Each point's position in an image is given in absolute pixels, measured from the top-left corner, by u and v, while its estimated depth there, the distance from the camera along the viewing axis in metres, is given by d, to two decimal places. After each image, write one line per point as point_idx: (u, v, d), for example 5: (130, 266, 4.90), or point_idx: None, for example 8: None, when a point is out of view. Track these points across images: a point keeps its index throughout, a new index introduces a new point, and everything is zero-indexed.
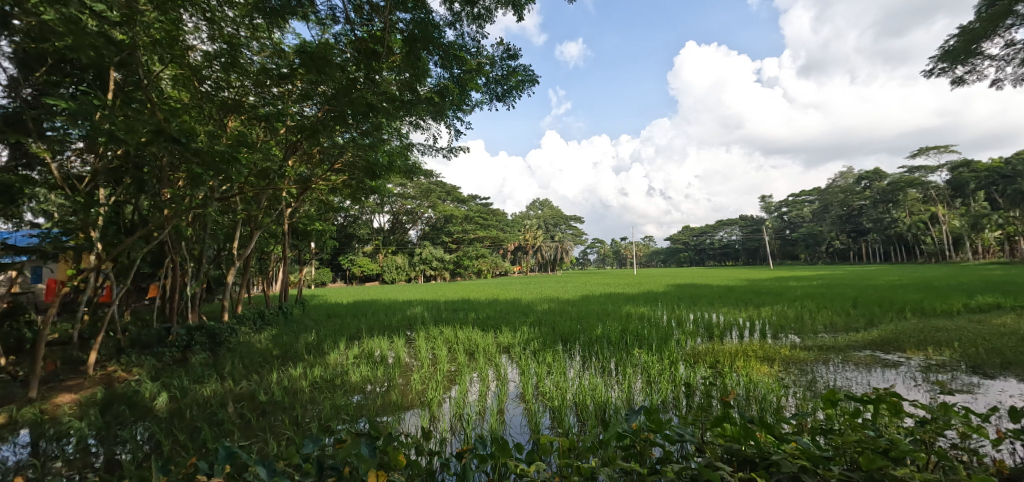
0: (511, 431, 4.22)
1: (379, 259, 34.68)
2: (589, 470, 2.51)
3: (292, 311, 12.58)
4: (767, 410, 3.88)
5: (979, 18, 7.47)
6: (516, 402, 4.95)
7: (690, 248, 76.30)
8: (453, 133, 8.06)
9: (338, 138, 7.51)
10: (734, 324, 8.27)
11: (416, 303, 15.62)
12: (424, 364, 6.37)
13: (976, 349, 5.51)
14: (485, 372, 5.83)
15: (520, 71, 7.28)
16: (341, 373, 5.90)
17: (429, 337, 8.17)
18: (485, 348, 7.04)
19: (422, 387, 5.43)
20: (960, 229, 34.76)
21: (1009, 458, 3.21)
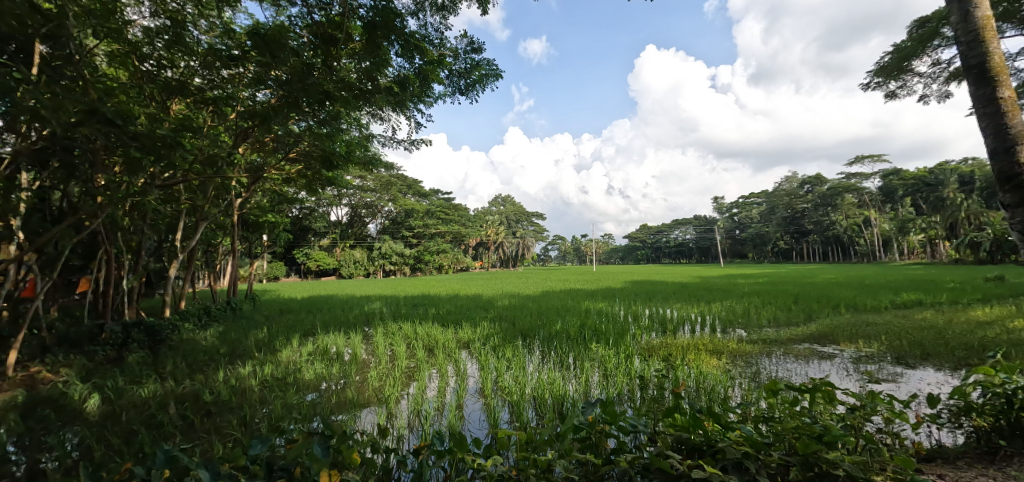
0: (470, 425, 4.28)
1: (336, 253, 33.88)
2: (545, 463, 2.58)
3: (241, 306, 12.14)
4: (714, 400, 4.12)
5: (911, 37, 8.09)
6: (475, 397, 5.00)
7: (647, 246, 78.43)
8: (414, 124, 8.01)
9: (294, 127, 7.30)
10: (687, 319, 8.64)
11: (375, 298, 15.40)
12: (382, 361, 6.33)
13: (900, 341, 6.01)
14: (445, 368, 5.85)
15: (483, 66, 7.32)
16: (293, 371, 5.78)
17: (387, 333, 8.11)
18: (444, 344, 7.06)
19: (379, 384, 5.40)
20: (889, 232, 37.44)
21: (925, 440, 3.54)
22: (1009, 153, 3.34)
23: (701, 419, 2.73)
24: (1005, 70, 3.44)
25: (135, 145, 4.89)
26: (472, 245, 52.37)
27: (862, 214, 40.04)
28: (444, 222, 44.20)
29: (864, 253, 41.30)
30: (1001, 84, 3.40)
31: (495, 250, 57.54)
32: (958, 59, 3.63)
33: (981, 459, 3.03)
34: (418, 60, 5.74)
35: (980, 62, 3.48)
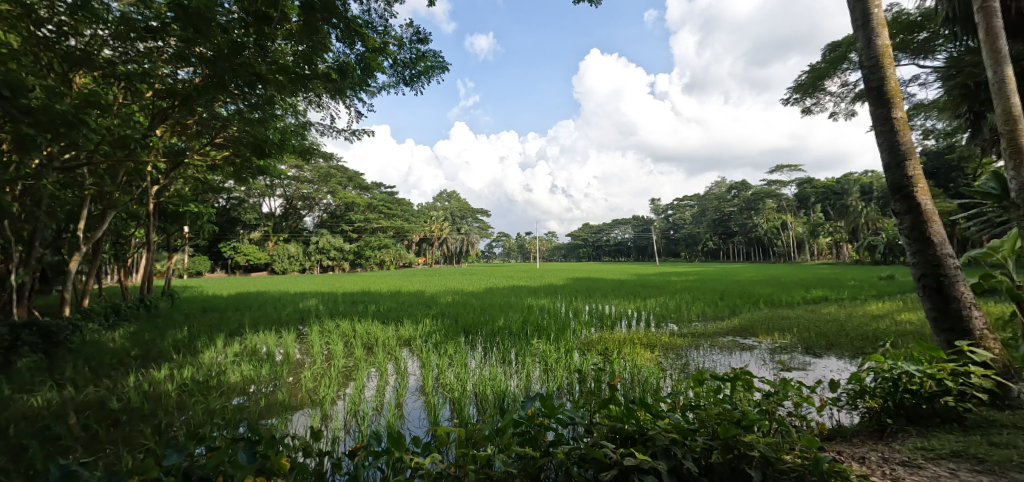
0: (409, 424, 4.30)
1: (268, 247, 32.27)
2: (484, 459, 2.65)
3: (157, 305, 11.31)
4: (647, 391, 4.39)
5: (824, 59, 8.94)
6: (416, 395, 5.00)
7: (588, 245, 80.60)
8: (355, 113, 7.83)
9: (222, 110, 6.92)
10: (624, 315, 9.06)
11: (311, 295, 14.85)
12: (317, 361, 6.16)
13: (809, 333, 6.65)
14: (384, 366, 5.80)
15: (429, 57, 7.29)
16: (217, 374, 5.49)
17: (323, 330, 7.89)
18: (384, 341, 6.99)
19: (313, 385, 5.27)
20: (803, 235, 40.86)
21: (828, 420, 3.96)
22: (900, 167, 3.81)
23: (633, 409, 2.91)
24: (899, 93, 3.91)
25: (28, 121, 4.44)
26: (415, 241, 51.61)
27: (781, 218, 43.34)
28: (385, 217, 43.22)
29: (783, 254, 44.74)
30: (895, 105, 3.87)
31: (437, 245, 56.96)
32: (862, 81, 4.08)
33: (872, 435, 3.44)
34: (359, 46, 5.64)
35: (879, 85, 3.93)
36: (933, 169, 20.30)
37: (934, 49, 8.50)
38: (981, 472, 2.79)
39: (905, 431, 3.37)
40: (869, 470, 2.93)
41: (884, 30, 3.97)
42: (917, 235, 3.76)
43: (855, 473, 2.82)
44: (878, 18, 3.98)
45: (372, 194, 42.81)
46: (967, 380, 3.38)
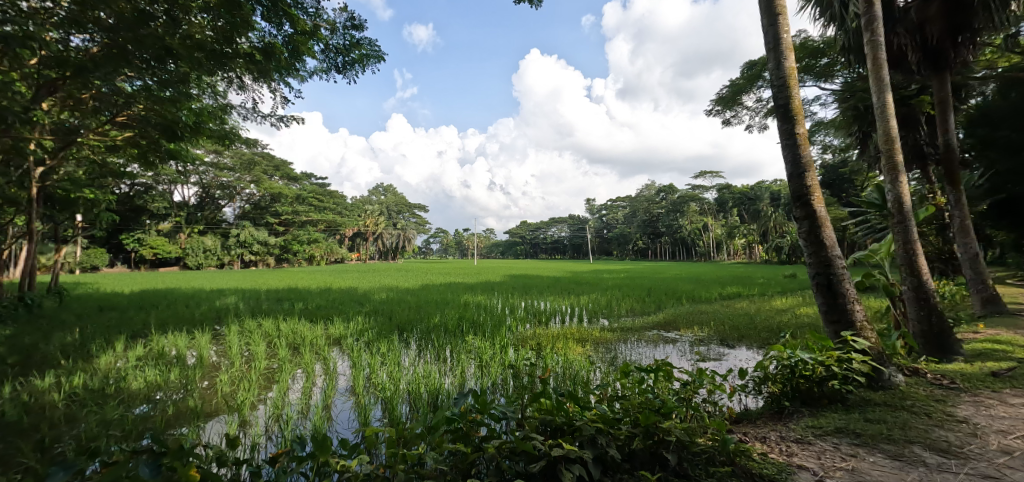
0: (338, 426, 4.22)
1: (181, 239, 29.85)
2: (414, 458, 2.66)
3: (44, 304, 10.17)
4: (577, 383, 4.63)
5: (742, 76, 9.77)
6: (346, 396, 4.93)
7: (525, 242, 81.62)
8: (281, 98, 7.50)
9: (126, 83, 6.24)
10: (558, 311, 9.37)
11: (231, 292, 13.95)
12: (235, 363, 5.85)
13: (723, 327, 7.23)
14: (312, 367, 5.64)
15: (364, 45, 7.16)
16: (117, 381, 5.07)
17: (244, 330, 7.51)
18: (312, 341, 6.79)
19: (230, 390, 5.00)
20: (722, 237, 43.86)
21: (737, 404, 4.36)
22: (801, 178, 4.29)
23: (562, 403, 3.06)
24: (801, 112, 4.39)
25: None
26: (347, 235, 49.86)
27: (703, 219, 46.27)
28: (315, 210, 41.43)
29: (704, 254, 47.79)
30: (798, 122, 4.33)
31: (371, 241, 55.38)
32: (771, 98, 4.52)
33: (772, 417, 3.84)
34: (286, 26, 5.50)
35: (785, 103, 4.39)
36: (831, 180, 22.60)
37: (832, 73, 9.50)
38: (857, 444, 3.23)
39: (800, 412, 3.81)
40: (768, 448, 3.28)
41: (790, 54, 4.43)
42: (813, 238, 4.25)
43: (757, 452, 3.15)
44: (786, 42, 4.42)
45: (301, 186, 40.88)
46: (850, 365, 3.89)
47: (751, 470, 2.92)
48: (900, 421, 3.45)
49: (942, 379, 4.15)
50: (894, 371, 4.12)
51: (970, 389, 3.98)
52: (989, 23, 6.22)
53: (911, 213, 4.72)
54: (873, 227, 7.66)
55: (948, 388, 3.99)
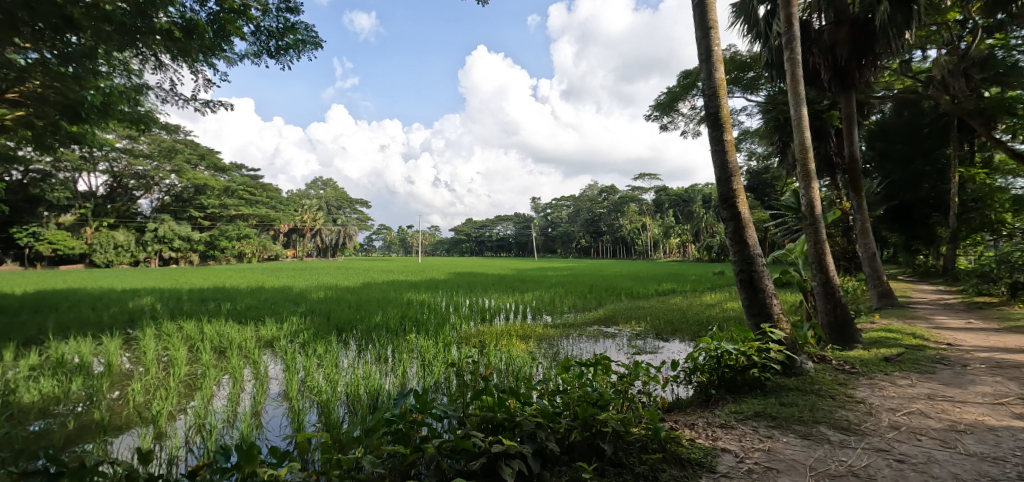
0: (269, 433, 3.99)
1: (86, 234, 26.79)
2: (351, 463, 2.55)
3: None
4: (520, 378, 4.74)
5: (678, 84, 10.39)
6: (277, 401, 4.69)
7: (470, 240, 81.29)
8: (205, 81, 7.10)
9: (18, 57, 4.67)
10: (502, 308, 9.50)
11: (147, 292, 12.90)
12: (152, 369, 5.42)
13: (658, 322, 7.64)
14: (239, 372, 5.31)
15: (300, 30, 6.94)
16: (7, 392, 4.53)
17: (162, 334, 6.98)
18: (241, 344, 6.44)
19: (146, 399, 4.59)
20: (659, 236, 45.82)
21: (670, 394, 4.64)
22: (728, 181, 4.64)
23: (503, 399, 3.09)
24: (729, 120, 4.74)
25: None
26: (282, 231, 47.52)
27: (641, 219, 48.09)
28: (246, 204, 39.20)
29: (642, 252, 49.73)
30: (726, 129, 4.68)
31: (308, 237, 53.10)
32: (703, 107, 4.85)
33: (700, 405, 4.14)
34: None
35: (715, 112, 4.72)
36: (755, 184, 24.25)
37: (758, 86, 10.26)
38: (773, 427, 3.56)
39: (724, 398, 4.14)
40: (696, 433, 3.54)
41: (720, 66, 4.77)
42: (738, 238, 4.61)
43: (686, 438, 3.39)
44: (717, 55, 4.75)
45: (230, 178, 38.49)
46: (768, 354, 4.29)
47: (681, 455, 3.13)
48: (808, 404, 3.84)
49: (844, 365, 4.65)
50: (804, 358, 4.56)
51: (866, 373, 4.49)
52: (888, 49, 6.78)
53: (820, 215, 5.24)
54: (790, 229, 8.34)
55: (849, 373, 4.48)
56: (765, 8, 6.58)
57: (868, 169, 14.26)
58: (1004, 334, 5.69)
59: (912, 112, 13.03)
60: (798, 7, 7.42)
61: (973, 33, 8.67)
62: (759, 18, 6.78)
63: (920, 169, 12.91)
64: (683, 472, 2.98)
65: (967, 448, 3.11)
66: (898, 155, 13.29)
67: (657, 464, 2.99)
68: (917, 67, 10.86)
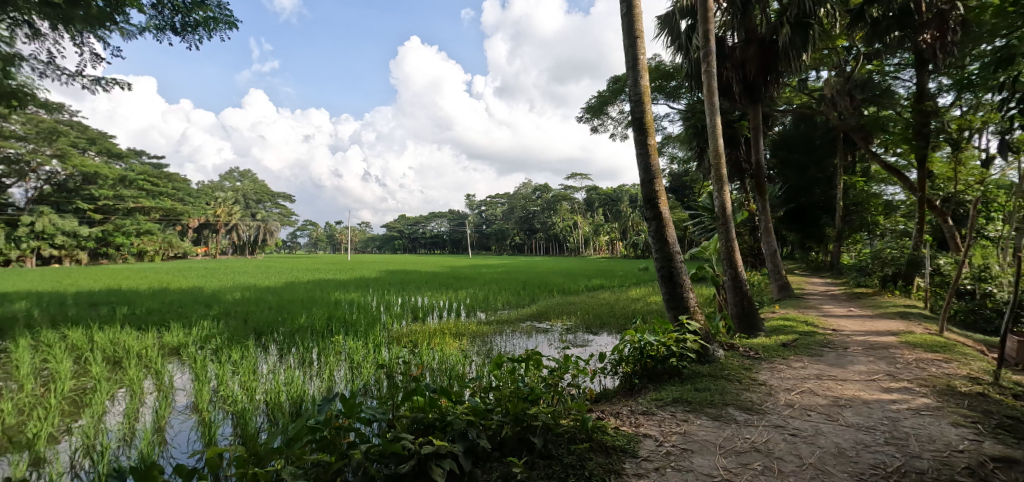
0: (174, 450, 3.56)
1: None
2: (269, 477, 2.36)
3: None
4: (453, 376, 4.75)
5: (608, 88, 10.90)
6: (185, 414, 4.15)
7: (402, 237, 79.41)
8: (93, 55, 6.50)
9: None
10: (436, 306, 9.47)
11: (23, 297, 11.34)
12: (29, 386, 4.76)
13: (587, 317, 7.97)
14: (137, 385, 4.72)
15: (211, 7, 6.54)
16: None
17: (43, 345, 6.19)
18: (141, 352, 5.86)
19: (20, 421, 4.00)
20: (590, 234, 47.32)
21: (598, 386, 4.87)
22: (651, 183, 4.96)
23: (435, 399, 3.03)
24: (652, 126, 5.07)
25: None
26: (192, 227, 43.80)
27: (573, 218, 49.48)
28: (150, 196, 35.78)
29: (573, 249, 51.14)
30: (649, 134, 5.00)
31: (223, 233, 49.33)
32: (629, 111, 5.13)
33: (625, 394, 4.42)
34: None
35: (640, 117, 5.03)
36: (675, 186, 25.74)
37: (679, 94, 10.97)
38: (689, 411, 3.88)
39: (646, 387, 4.46)
40: (621, 421, 3.78)
41: (645, 73, 5.07)
42: (659, 237, 4.95)
43: (612, 427, 3.61)
44: (642, 63, 5.06)
45: (128, 166, 35.52)
46: (684, 344, 4.66)
47: (606, 443, 3.33)
48: (719, 388, 4.23)
49: (749, 352, 5.15)
50: (716, 347, 5.00)
51: (767, 357, 5.01)
52: (789, 68, 7.50)
53: (730, 216, 5.74)
54: (706, 228, 9.01)
55: (753, 359, 4.98)
56: (686, 22, 7.10)
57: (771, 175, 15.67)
58: (876, 320, 6.56)
59: (808, 125, 14.56)
60: (715, 23, 8.09)
61: (857, 57, 9.75)
62: (681, 31, 7.29)
63: (813, 176, 14.43)
64: (609, 459, 3.17)
65: (846, 421, 3.57)
66: (796, 163, 14.75)
67: (585, 454, 3.14)
68: (812, 85, 12.12)
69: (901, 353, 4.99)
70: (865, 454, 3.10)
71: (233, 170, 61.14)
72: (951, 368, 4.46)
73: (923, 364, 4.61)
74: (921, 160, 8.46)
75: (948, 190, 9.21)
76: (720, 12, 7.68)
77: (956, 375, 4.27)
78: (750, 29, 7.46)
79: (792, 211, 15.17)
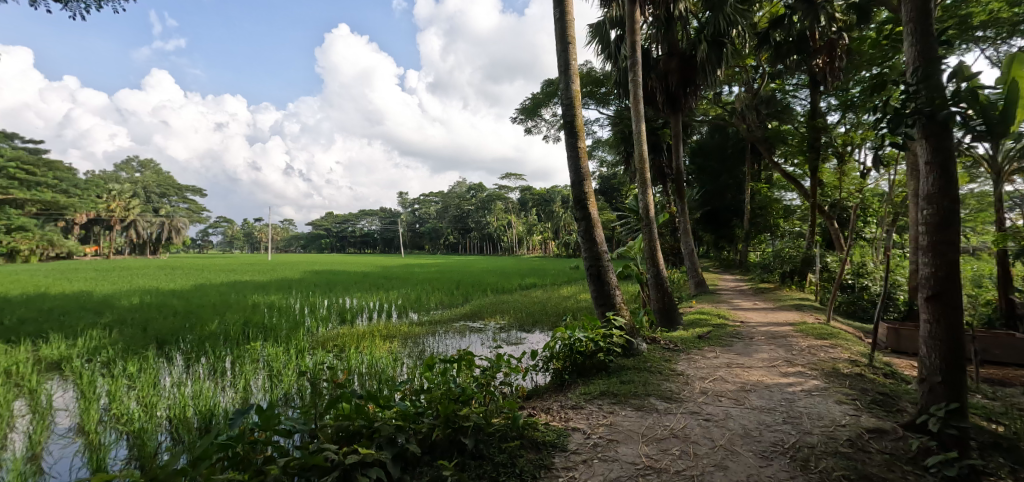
0: (53, 479, 3.16)
1: None
2: None
3: None
4: (383, 380, 4.64)
5: (541, 90, 11.19)
6: (68, 437, 3.69)
7: (329, 236, 76.01)
8: None
9: None
10: (366, 308, 9.18)
11: None
12: None
13: (519, 315, 8.10)
14: (7, 406, 4.13)
15: None
16: None
17: None
18: (15, 368, 5.16)
19: None
20: (523, 233, 47.89)
21: (528, 383, 4.96)
22: (581, 184, 5.13)
23: (361, 405, 2.93)
24: (582, 130, 5.24)
25: None
26: (79, 222, 39.14)
27: (507, 218, 49.84)
28: (24, 186, 31.39)
29: (507, 248, 51.54)
30: (580, 137, 5.17)
31: (119, 230, 44.54)
32: (561, 115, 5.26)
33: (555, 389, 4.55)
34: None
35: (571, 120, 5.17)
36: (604, 188, 26.70)
37: (608, 100, 11.43)
38: (614, 403, 4.07)
39: (575, 382, 4.61)
40: (551, 417, 3.89)
41: (576, 79, 5.23)
42: (588, 237, 5.13)
43: (542, 423, 3.70)
44: (573, 68, 5.21)
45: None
46: (611, 339, 4.87)
47: (536, 439, 3.41)
48: (642, 380, 4.47)
49: (669, 344, 5.48)
50: (640, 341, 5.27)
51: (685, 349, 5.36)
52: (706, 81, 8.05)
53: (653, 218, 6.07)
54: (632, 228, 9.46)
55: (672, 351, 5.31)
56: (615, 32, 7.42)
57: (690, 179, 16.72)
58: (778, 313, 7.22)
59: (722, 134, 15.72)
60: (641, 36, 8.48)
61: (762, 77, 10.64)
62: (610, 41, 7.61)
63: (725, 182, 15.58)
64: (539, 455, 3.25)
65: (752, 404, 3.91)
66: (711, 170, 15.85)
67: (515, 451, 3.20)
68: (725, 98, 13.09)
69: (797, 341, 5.53)
70: (767, 433, 3.40)
71: (133, 160, 55.39)
72: (837, 353, 5.01)
73: (814, 350, 5.14)
74: (813, 170, 9.39)
75: (836, 195, 10.30)
76: (646, 25, 8.06)
77: (840, 359, 4.81)
78: (672, 44, 7.93)
79: (708, 213, 16.30)
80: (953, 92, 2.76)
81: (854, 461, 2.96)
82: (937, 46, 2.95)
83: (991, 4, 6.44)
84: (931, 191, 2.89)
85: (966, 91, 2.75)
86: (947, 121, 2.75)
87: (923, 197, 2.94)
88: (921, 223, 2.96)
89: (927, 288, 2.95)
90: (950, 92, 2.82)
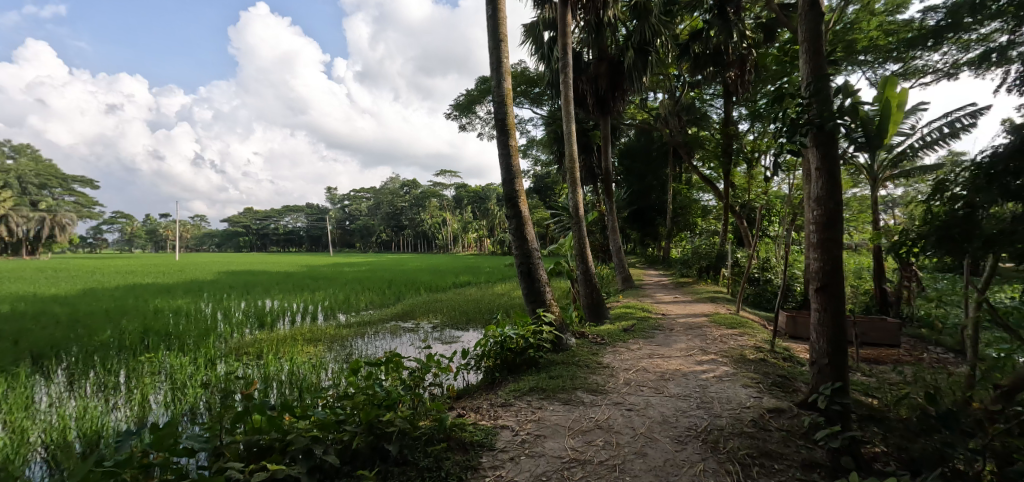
0: None
1: None
2: None
3: None
4: (302, 388, 4.41)
5: (475, 87, 11.16)
6: None
7: (249, 234, 71.17)
8: None
9: None
10: (289, 310, 8.69)
11: None
12: None
13: (450, 314, 8.02)
14: None
15: None
16: None
17: None
18: None
19: None
20: (458, 231, 47.52)
21: (459, 382, 4.92)
22: (512, 183, 5.15)
23: (275, 417, 2.74)
24: (514, 129, 5.26)
25: None
26: None
27: (442, 215, 49.24)
28: None
29: (441, 246, 50.95)
30: (511, 136, 5.19)
31: None
32: (493, 112, 5.24)
33: (486, 387, 4.54)
34: None
35: (503, 119, 5.18)
36: (539, 186, 27.14)
37: (541, 100, 11.62)
38: (543, 399, 4.13)
39: (506, 379, 4.63)
40: (480, 416, 3.88)
41: (507, 77, 5.25)
42: (519, 235, 5.17)
43: (471, 423, 3.68)
44: (505, 67, 5.22)
45: None
46: (541, 336, 4.95)
47: (464, 440, 3.39)
48: (570, 374, 4.58)
49: (597, 338, 5.66)
50: (569, 336, 5.40)
51: (611, 342, 5.57)
52: (632, 85, 8.37)
53: (583, 216, 6.22)
54: (563, 226, 9.67)
55: (599, 344, 5.49)
56: (548, 34, 7.53)
57: (618, 179, 17.42)
58: (695, 305, 7.69)
59: (647, 137, 16.51)
60: (572, 39, 8.68)
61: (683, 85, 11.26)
62: (543, 42, 7.72)
63: (651, 183, 16.39)
64: (465, 456, 3.23)
65: (669, 391, 4.14)
66: (638, 171, 16.58)
67: (441, 454, 3.16)
68: (649, 103, 13.74)
69: (711, 330, 5.93)
70: (682, 419, 3.61)
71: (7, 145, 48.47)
72: (744, 341, 5.42)
73: (725, 339, 5.53)
74: (726, 174, 10.09)
75: (746, 197, 11.12)
76: (577, 29, 8.25)
77: (746, 346, 5.20)
78: (601, 49, 8.20)
79: (635, 212, 17.06)
80: (839, 106, 3.04)
81: (756, 440, 3.21)
82: (825, 65, 3.24)
83: (872, 31, 7.20)
84: (820, 194, 3.19)
85: (848, 106, 3.05)
86: (833, 132, 3.04)
87: (814, 199, 3.23)
88: (812, 223, 3.26)
89: (817, 280, 3.25)
90: (836, 106, 3.11)
